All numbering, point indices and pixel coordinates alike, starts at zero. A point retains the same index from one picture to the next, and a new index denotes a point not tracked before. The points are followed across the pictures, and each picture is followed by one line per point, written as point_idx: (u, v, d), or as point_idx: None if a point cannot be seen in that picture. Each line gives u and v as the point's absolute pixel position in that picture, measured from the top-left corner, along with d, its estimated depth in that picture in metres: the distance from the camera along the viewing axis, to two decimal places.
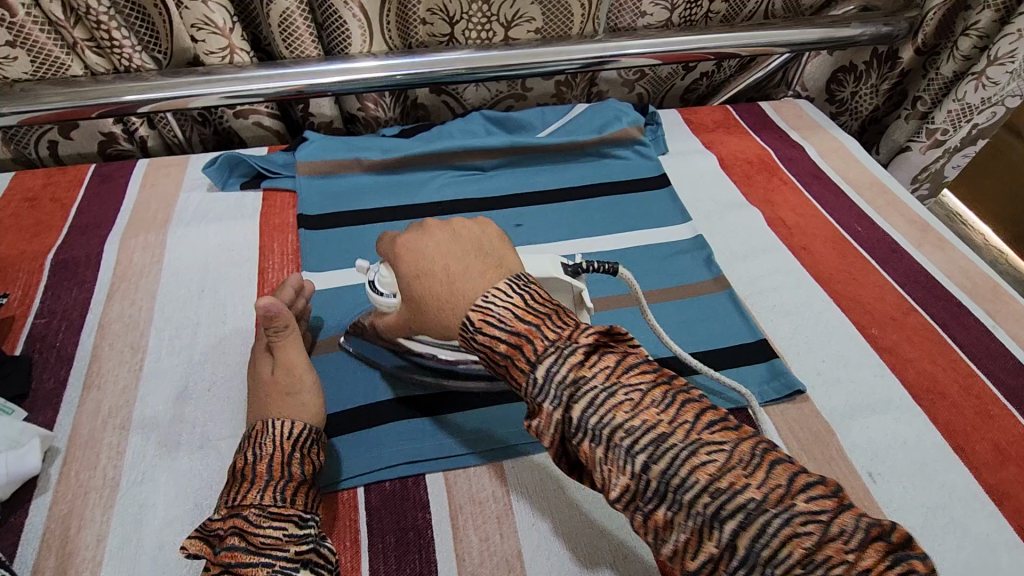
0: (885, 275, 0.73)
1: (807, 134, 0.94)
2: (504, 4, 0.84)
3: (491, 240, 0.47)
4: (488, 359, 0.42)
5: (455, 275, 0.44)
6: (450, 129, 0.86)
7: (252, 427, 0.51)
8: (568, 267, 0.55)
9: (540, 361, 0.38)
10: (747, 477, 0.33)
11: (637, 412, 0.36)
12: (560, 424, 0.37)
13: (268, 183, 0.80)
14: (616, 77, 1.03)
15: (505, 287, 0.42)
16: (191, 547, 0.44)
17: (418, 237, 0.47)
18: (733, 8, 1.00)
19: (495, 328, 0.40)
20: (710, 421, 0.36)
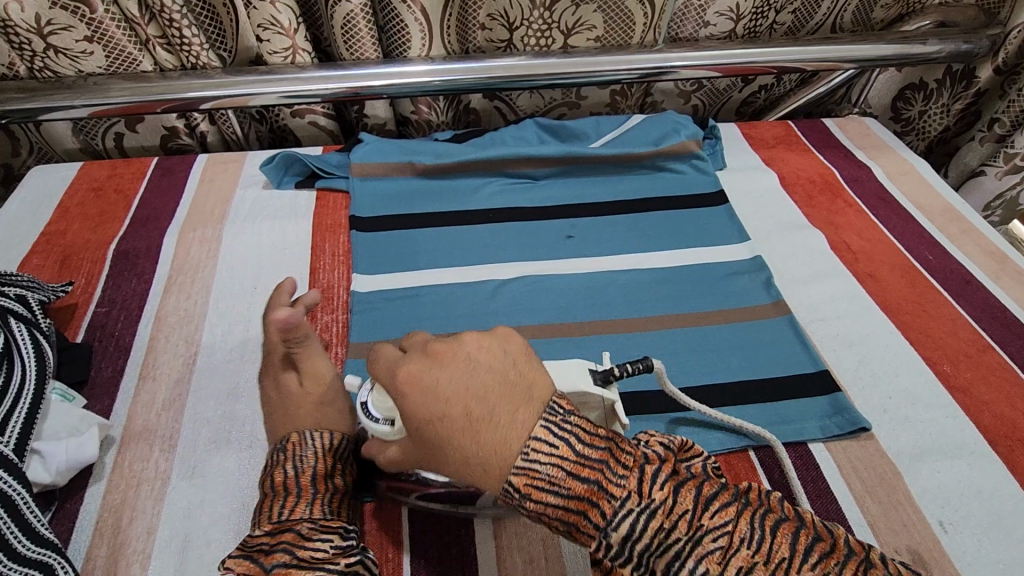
0: (959, 308, 0.69)
1: (875, 155, 0.89)
2: (566, 12, 0.83)
3: (513, 362, 0.41)
4: (538, 518, 0.38)
5: (480, 423, 0.38)
6: (503, 136, 0.86)
7: (288, 436, 0.50)
8: (599, 375, 0.49)
9: (612, 527, 0.35)
10: None
11: (728, 556, 0.34)
12: None
13: (322, 182, 0.80)
14: (672, 88, 1.01)
15: (542, 435, 0.37)
16: (237, 562, 0.41)
17: (427, 366, 0.40)
18: (800, 20, 0.96)
19: (549, 494, 0.36)
20: (807, 549, 0.34)
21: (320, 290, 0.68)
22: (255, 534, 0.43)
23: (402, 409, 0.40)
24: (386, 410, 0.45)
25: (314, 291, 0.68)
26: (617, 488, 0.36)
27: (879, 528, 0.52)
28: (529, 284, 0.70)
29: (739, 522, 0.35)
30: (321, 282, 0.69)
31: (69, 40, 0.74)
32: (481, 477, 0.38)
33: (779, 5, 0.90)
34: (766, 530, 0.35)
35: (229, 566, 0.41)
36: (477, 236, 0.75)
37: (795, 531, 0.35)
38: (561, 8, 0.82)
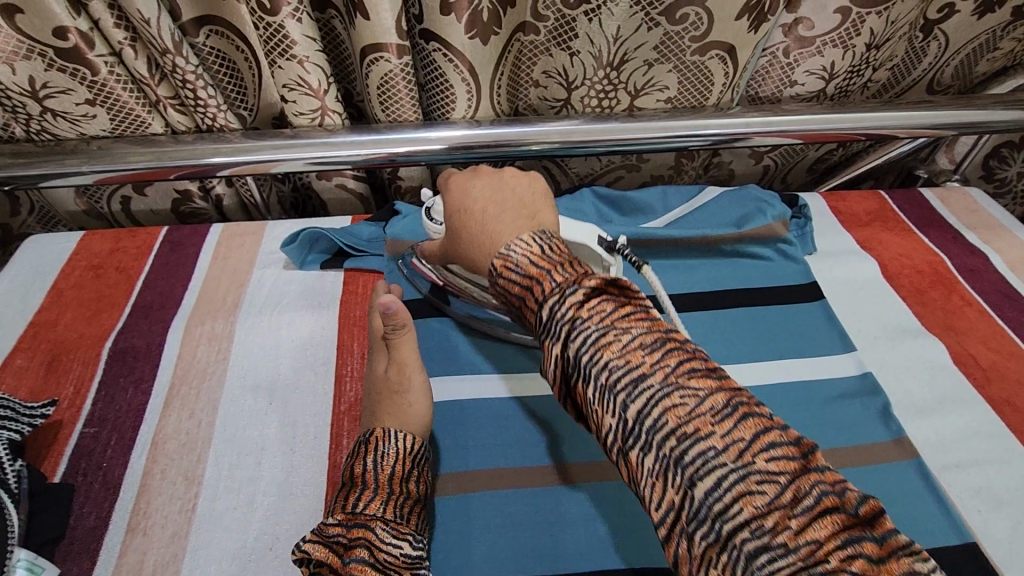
0: None
1: (989, 237, 0.77)
2: (636, 73, 0.71)
3: (535, 194, 0.55)
4: (507, 300, 0.47)
5: (489, 216, 0.52)
6: (557, 208, 0.75)
7: (371, 432, 0.50)
8: (605, 243, 0.60)
9: (545, 299, 0.43)
10: (715, 426, 0.34)
11: (690, 417, 0.35)
12: (559, 362, 0.41)
13: (353, 263, 0.70)
14: (744, 151, 0.89)
15: (528, 238, 0.47)
16: (313, 548, 0.43)
17: (469, 176, 0.57)
18: (894, 77, 0.84)
19: (512, 271, 0.46)
20: (773, 445, 0.33)
21: (344, 406, 0.57)
22: (330, 522, 0.45)
23: (446, 201, 0.56)
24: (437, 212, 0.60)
25: (338, 407, 0.57)
26: (564, 279, 0.43)
27: None
28: None
29: (718, 397, 0.35)
30: (346, 395, 0.58)
31: (68, 103, 0.65)
32: (476, 255, 0.53)
33: (877, 62, 0.78)
34: (739, 418, 0.34)
35: (307, 548, 0.43)
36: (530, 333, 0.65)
37: (771, 434, 0.34)
38: (631, 68, 0.71)
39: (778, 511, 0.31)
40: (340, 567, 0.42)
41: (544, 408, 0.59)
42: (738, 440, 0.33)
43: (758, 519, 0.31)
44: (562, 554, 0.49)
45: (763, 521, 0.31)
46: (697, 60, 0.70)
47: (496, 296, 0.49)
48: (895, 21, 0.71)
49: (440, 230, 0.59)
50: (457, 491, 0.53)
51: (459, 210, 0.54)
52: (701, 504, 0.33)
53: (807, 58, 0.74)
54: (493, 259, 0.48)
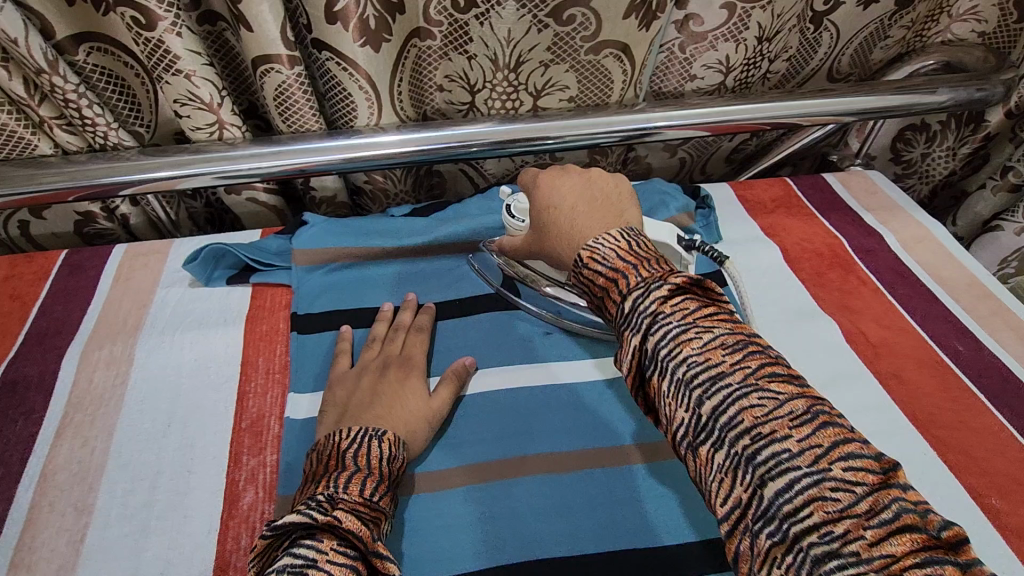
0: (1000, 417, 0.59)
1: (885, 218, 0.80)
2: (533, 74, 0.72)
3: (620, 195, 0.57)
4: (589, 291, 0.48)
5: (580, 211, 0.54)
6: (467, 208, 0.76)
7: (386, 431, 0.51)
8: (684, 241, 0.61)
9: (629, 293, 0.43)
10: (792, 429, 0.36)
11: (766, 418, 0.37)
12: (637, 353, 0.42)
13: (259, 277, 0.68)
14: (657, 144, 0.91)
15: (615, 233, 0.48)
16: (343, 519, 0.43)
17: (559, 173, 0.58)
18: (792, 68, 0.87)
19: (599, 264, 0.46)
20: (850, 456, 0.35)
21: (246, 423, 0.57)
22: (348, 497, 0.45)
23: (535, 198, 0.58)
24: (521, 209, 0.64)
25: (240, 424, 0.56)
26: (650, 275, 0.44)
27: None
28: (497, 400, 0.60)
29: (795, 402, 0.37)
30: (249, 412, 0.57)
31: None
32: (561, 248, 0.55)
33: (772, 54, 0.81)
34: (817, 425, 0.36)
35: (334, 516, 0.43)
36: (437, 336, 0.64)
37: (847, 443, 0.35)
38: (528, 69, 0.72)
39: (851, 519, 0.33)
40: (367, 543, 0.43)
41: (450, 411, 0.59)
42: (813, 444, 0.35)
43: (829, 522, 0.33)
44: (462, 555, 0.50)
45: (834, 525, 0.33)
46: (592, 59, 0.71)
47: (575, 285, 0.50)
48: (780, 14, 0.74)
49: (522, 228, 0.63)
50: None
51: (548, 207, 0.56)
52: (772, 504, 0.35)
53: (702, 52, 0.76)
54: (580, 250, 0.48)
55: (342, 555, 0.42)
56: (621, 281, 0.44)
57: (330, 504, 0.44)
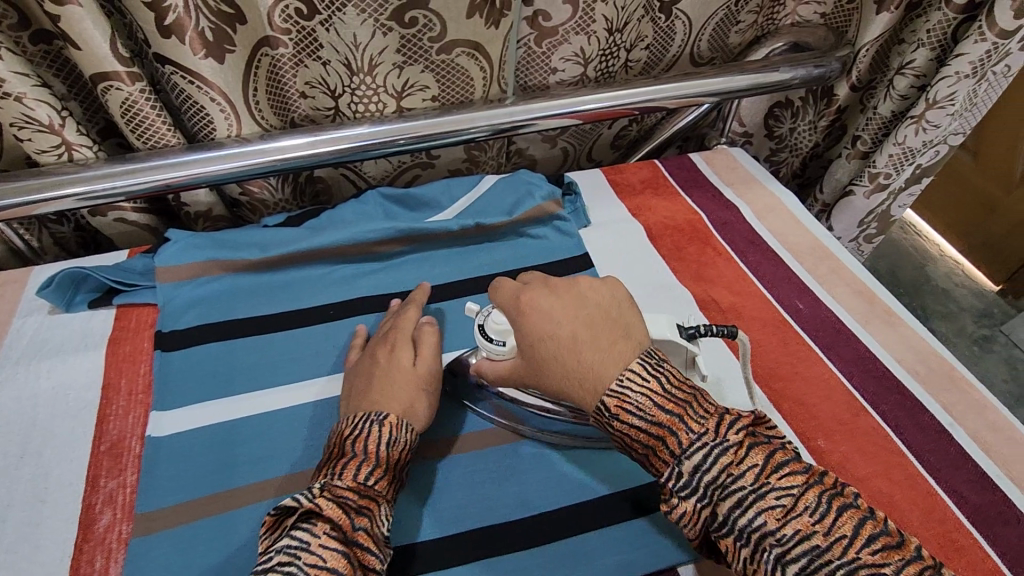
0: (831, 365, 0.64)
1: (742, 191, 0.86)
2: (390, 76, 0.73)
3: (618, 304, 0.54)
4: (623, 439, 0.48)
5: (579, 343, 0.51)
6: (342, 213, 0.76)
7: (388, 415, 0.53)
8: (686, 331, 0.59)
9: (688, 455, 0.44)
10: (814, 523, 0.40)
11: (787, 517, 0.40)
12: (704, 519, 0.43)
13: (123, 298, 0.67)
14: (535, 136, 0.94)
15: (640, 369, 0.48)
16: (328, 506, 0.45)
17: (548, 295, 0.55)
18: (653, 56, 0.92)
19: (636, 416, 0.46)
20: (782, 465, 0.43)
21: (106, 447, 0.56)
22: (340, 484, 0.47)
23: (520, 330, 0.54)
24: (500, 331, 0.59)
25: (99, 448, 0.56)
26: (702, 428, 0.44)
27: None
28: None
29: (749, 451, 0.43)
30: (110, 435, 0.57)
31: None
32: (562, 380, 0.51)
33: (627, 44, 0.85)
34: (767, 458, 0.43)
35: (318, 503, 0.45)
36: (281, 344, 0.65)
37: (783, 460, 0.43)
38: (384, 72, 0.73)
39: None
40: (347, 534, 0.44)
41: (317, 410, 0.60)
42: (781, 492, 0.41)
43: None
44: None
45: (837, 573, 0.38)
46: (445, 58, 0.74)
47: (601, 428, 0.50)
48: (625, 7, 0.78)
49: (505, 351, 0.58)
50: (220, 510, 0.52)
51: (542, 336, 0.53)
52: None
53: (557, 46, 0.80)
54: (606, 398, 0.47)
55: (332, 540, 0.43)
56: (672, 440, 0.44)
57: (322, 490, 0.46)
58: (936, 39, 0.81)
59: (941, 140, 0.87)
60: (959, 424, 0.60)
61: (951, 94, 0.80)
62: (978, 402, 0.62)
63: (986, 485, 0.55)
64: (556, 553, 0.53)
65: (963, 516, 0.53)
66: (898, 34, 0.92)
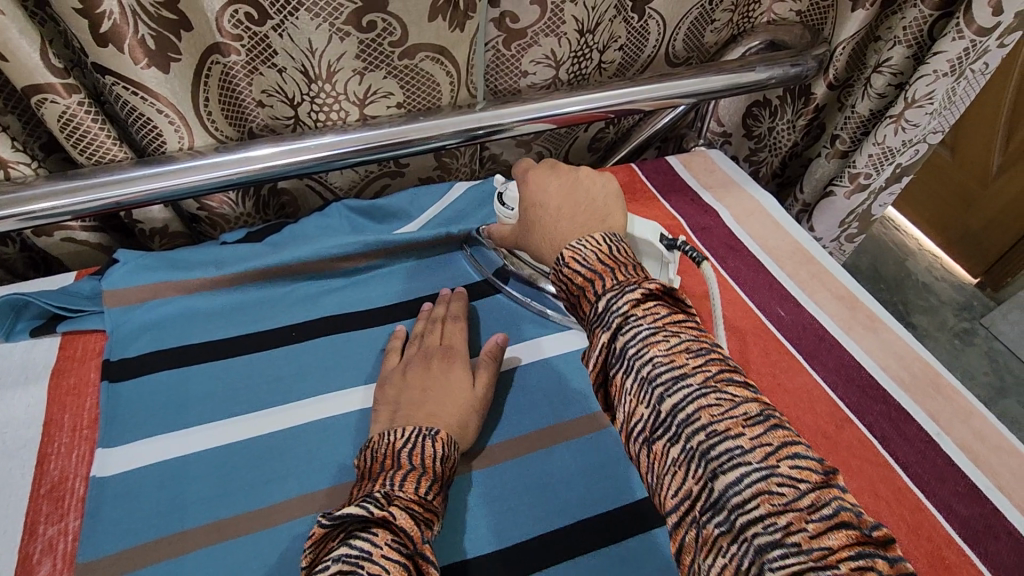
0: (815, 375, 0.62)
1: (721, 194, 0.83)
2: (350, 83, 0.70)
3: (607, 198, 0.57)
4: (565, 292, 0.49)
5: (562, 214, 0.54)
6: (305, 227, 0.72)
7: (439, 431, 0.52)
8: (666, 240, 0.66)
9: (602, 295, 0.45)
10: (806, 519, 0.33)
11: (783, 506, 0.34)
12: (605, 352, 0.43)
13: (68, 325, 0.63)
14: (509, 141, 0.91)
15: (597, 238, 0.49)
16: (396, 515, 0.43)
17: (547, 173, 0.58)
18: (627, 57, 0.89)
19: (579, 264, 0.47)
20: (798, 456, 0.36)
21: (46, 489, 0.52)
22: (402, 494, 0.45)
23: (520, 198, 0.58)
24: (512, 199, 0.66)
25: (38, 491, 0.52)
26: (625, 280, 0.45)
27: None
28: (331, 425, 0.58)
29: (699, 346, 0.42)
30: (50, 475, 0.53)
31: None
32: (542, 247, 0.55)
33: (600, 45, 0.83)
34: (769, 426, 0.38)
35: (387, 513, 0.43)
36: (238, 370, 0.61)
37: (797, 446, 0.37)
38: (343, 79, 0.70)
39: None
40: (417, 545, 0.42)
41: (278, 439, 0.56)
42: (765, 443, 0.36)
43: None
44: None
45: None
46: (408, 63, 0.70)
47: (555, 287, 0.51)
48: (595, 7, 0.76)
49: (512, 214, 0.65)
50: (170, 555, 0.49)
51: (533, 205, 0.56)
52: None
53: (526, 48, 0.77)
54: (563, 250, 0.49)
55: (395, 552, 0.41)
56: (598, 283, 0.46)
57: (388, 501, 0.44)
58: (912, 36, 0.79)
59: (921, 138, 0.86)
60: (947, 433, 0.58)
61: (930, 92, 0.79)
62: (964, 410, 0.60)
63: (973, 496, 0.54)
64: None
65: (952, 529, 0.52)
66: (874, 31, 0.91)
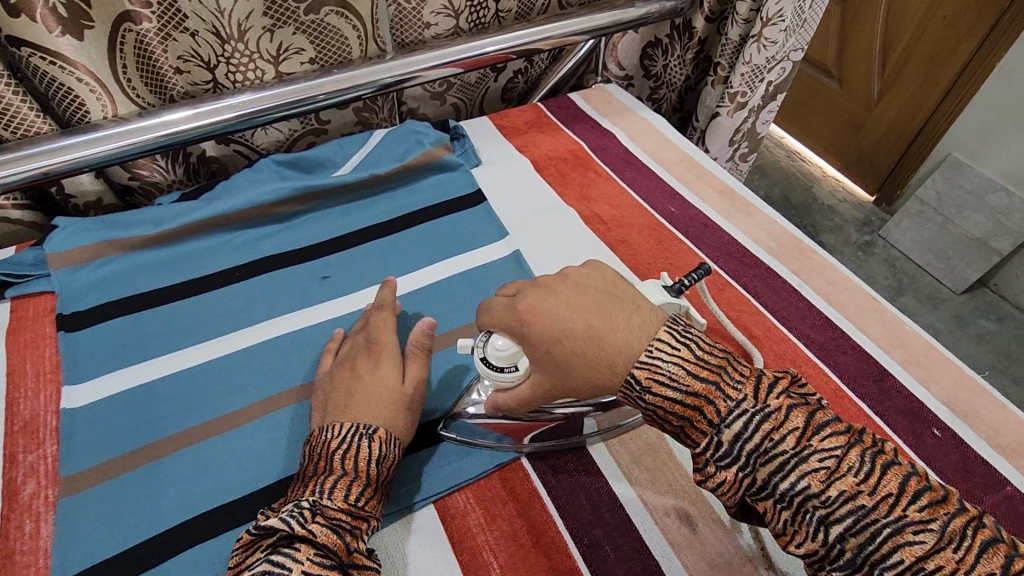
0: (700, 253, 0.73)
1: (618, 120, 0.93)
2: (262, 40, 0.75)
3: (614, 284, 0.50)
4: (653, 414, 0.44)
5: (601, 330, 0.45)
6: (237, 181, 0.77)
7: (378, 429, 0.49)
8: (672, 287, 0.57)
9: (725, 422, 0.40)
10: (956, 560, 0.35)
11: (925, 552, 0.35)
12: (747, 486, 0.40)
13: (16, 290, 0.66)
14: (422, 93, 0.98)
15: (670, 336, 0.43)
16: (321, 533, 0.42)
17: (542, 295, 0.48)
18: (524, 4, 0.96)
19: (669, 387, 0.42)
20: (917, 494, 0.37)
21: (19, 426, 0.56)
22: (330, 507, 0.44)
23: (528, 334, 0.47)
24: (508, 354, 0.50)
25: (11, 429, 0.56)
26: (739, 396, 0.41)
27: (647, 497, 0.52)
28: (282, 343, 0.64)
29: (851, 455, 0.38)
30: (21, 415, 0.57)
31: None
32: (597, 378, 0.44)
33: None
34: (873, 463, 0.38)
35: (310, 529, 0.42)
36: (189, 310, 0.66)
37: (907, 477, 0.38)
38: (255, 36, 0.75)
39: None
40: (342, 559, 0.43)
41: (234, 361, 0.62)
42: (985, 573, 0.34)
43: None
44: (249, 479, 0.54)
45: None
46: (314, 18, 0.76)
47: (628, 403, 0.45)
48: None
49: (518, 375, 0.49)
50: (147, 461, 0.54)
51: (557, 337, 0.46)
52: None
53: None
54: (634, 367, 0.43)
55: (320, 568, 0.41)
56: (710, 409, 0.40)
57: (312, 516, 0.43)
58: None
59: (783, 56, 1.00)
60: (808, 283, 0.70)
61: (779, 11, 0.90)
62: (821, 265, 0.72)
63: (827, 325, 0.65)
64: (471, 439, 0.56)
65: (810, 351, 0.63)
66: None
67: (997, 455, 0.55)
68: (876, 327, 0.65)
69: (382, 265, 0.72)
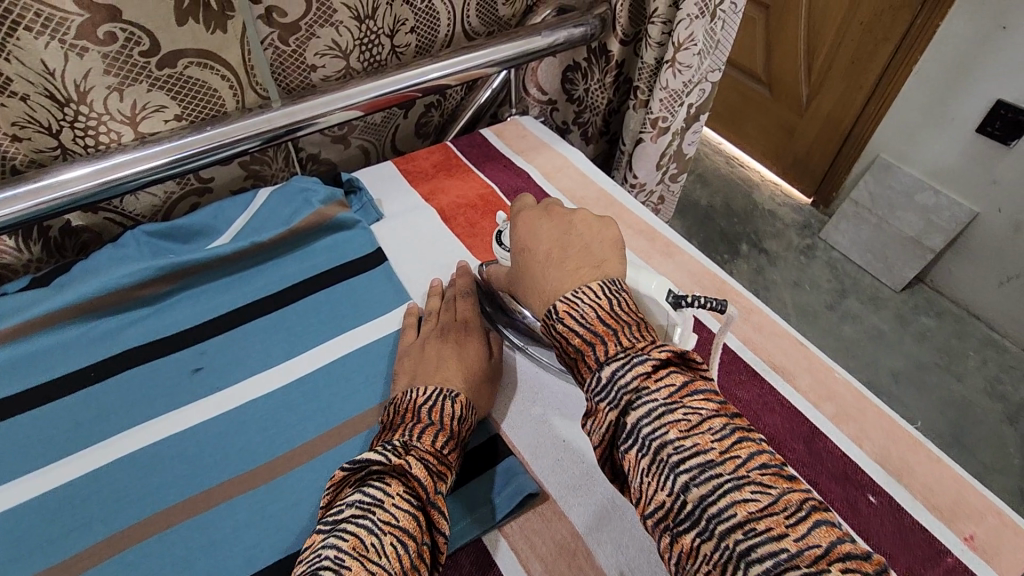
0: None
1: (531, 156, 0.88)
2: (110, 100, 0.66)
3: (602, 242, 0.52)
4: (561, 349, 0.46)
5: (553, 261, 0.50)
6: (96, 262, 0.67)
7: (459, 393, 0.54)
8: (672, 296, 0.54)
9: (607, 362, 0.42)
10: (787, 527, 0.33)
11: (761, 512, 0.33)
12: (613, 427, 0.40)
13: None
14: (321, 138, 0.90)
15: (597, 288, 0.46)
16: (412, 465, 0.45)
17: (541, 218, 0.55)
18: (423, 38, 0.89)
19: (576, 324, 0.44)
20: (763, 464, 0.36)
21: None
22: (419, 448, 0.47)
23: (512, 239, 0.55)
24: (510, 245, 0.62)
25: None
26: (631, 346, 0.42)
27: None
28: (140, 459, 0.54)
29: (715, 419, 0.38)
30: None
31: None
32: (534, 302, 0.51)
33: (387, 30, 0.84)
34: (733, 436, 0.37)
35: (403, 461, 0.45)
36: (28, 427, 0.56)
37: (761, 454, 0.37)
38: (102, 97, 0.66)
39: None
40: (431, 494, 0.44)
41: (78, 489, 0.52)
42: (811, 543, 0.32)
43: None
44: None
45: None
46: (171, 72, 0.68)
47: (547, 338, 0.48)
48: None
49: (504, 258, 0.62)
50: None
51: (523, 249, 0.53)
52: None
53: (305, 41, 0.77)
54: (557, 303, 0.46)
55: (405, 501, 0.42)
56: (600, 348, 0.42)
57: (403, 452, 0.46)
58: None
59: (700, 78, 0.96)
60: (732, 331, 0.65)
61: (690, 35, 0.87)
62: (746, 308, 0.68)
63: (753, 380, 0.61)
64: None
65: None
66: None
67: (934, 520, 0.51)
68: (804, 375, 0.61)
69: (266, 347, 0.64)
